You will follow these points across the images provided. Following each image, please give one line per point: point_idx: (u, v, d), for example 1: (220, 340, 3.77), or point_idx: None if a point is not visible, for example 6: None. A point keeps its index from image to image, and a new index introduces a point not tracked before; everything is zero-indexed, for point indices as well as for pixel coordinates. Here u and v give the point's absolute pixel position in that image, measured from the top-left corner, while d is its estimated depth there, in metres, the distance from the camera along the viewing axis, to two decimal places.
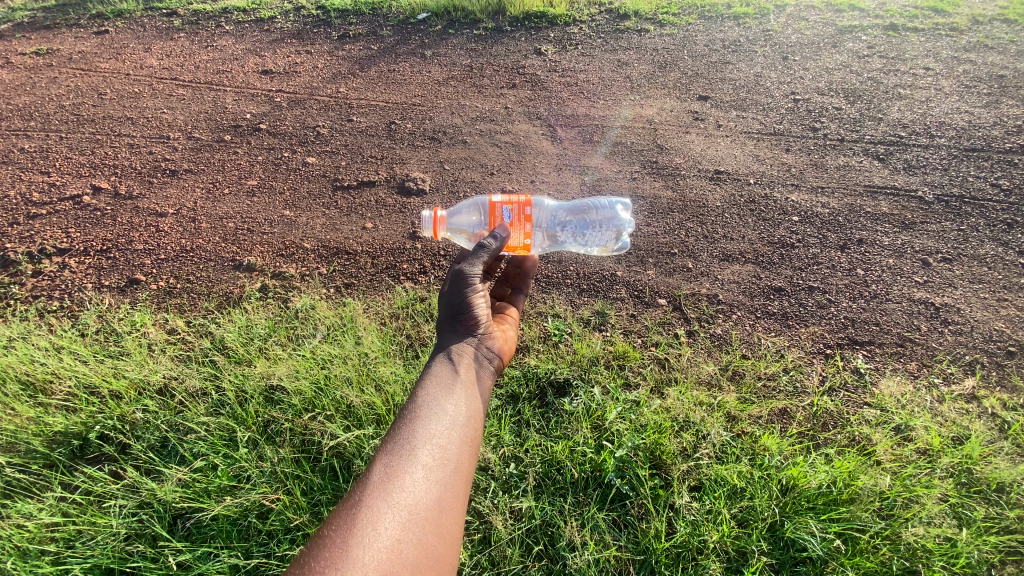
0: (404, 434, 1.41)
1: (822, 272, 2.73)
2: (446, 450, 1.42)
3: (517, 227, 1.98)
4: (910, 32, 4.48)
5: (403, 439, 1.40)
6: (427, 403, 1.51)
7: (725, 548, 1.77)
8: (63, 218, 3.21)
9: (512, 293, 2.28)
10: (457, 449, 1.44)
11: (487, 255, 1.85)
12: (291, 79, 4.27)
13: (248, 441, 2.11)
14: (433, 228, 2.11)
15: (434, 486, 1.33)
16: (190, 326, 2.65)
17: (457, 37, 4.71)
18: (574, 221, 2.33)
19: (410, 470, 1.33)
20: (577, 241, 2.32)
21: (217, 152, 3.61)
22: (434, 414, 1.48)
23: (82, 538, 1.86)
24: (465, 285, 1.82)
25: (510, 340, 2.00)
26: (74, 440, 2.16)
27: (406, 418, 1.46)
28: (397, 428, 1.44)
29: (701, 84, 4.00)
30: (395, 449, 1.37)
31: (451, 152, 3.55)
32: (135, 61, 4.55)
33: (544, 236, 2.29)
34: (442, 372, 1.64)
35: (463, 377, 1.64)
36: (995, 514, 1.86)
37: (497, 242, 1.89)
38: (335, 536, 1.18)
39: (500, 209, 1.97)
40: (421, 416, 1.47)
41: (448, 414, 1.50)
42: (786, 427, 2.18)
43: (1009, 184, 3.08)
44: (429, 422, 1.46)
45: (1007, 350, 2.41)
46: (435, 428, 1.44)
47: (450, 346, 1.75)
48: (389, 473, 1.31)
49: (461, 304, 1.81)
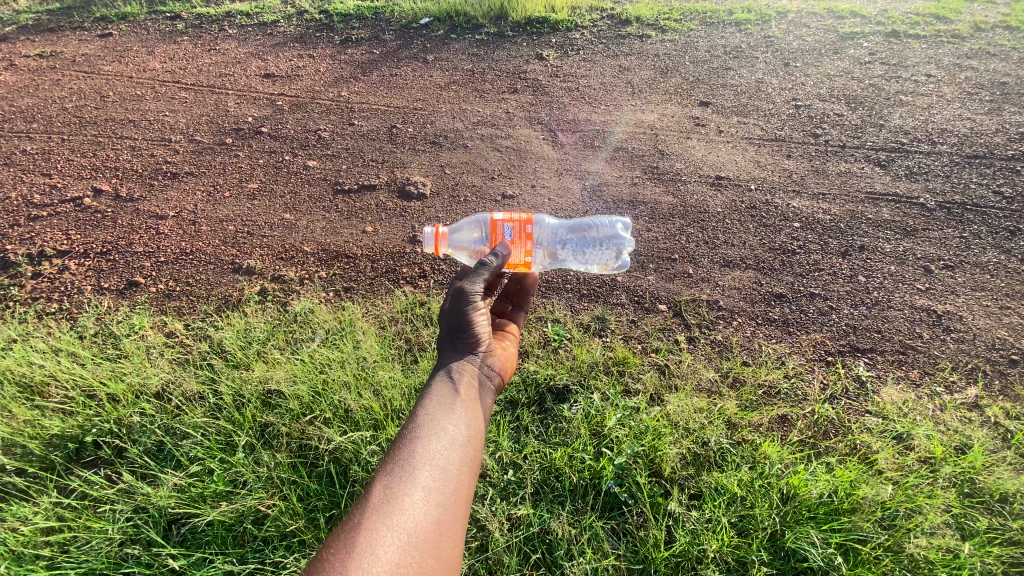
0: (404, 455, 1.40)
1: (823, 279, 2.72)
2: (446, 471, 1.40)
3: (518, 245, 1.98)
4: (912, 39, 4.49)
5: (403, 460, 1.39)
6: (428, 422, 1.50)
7: (725, 558, 1.75)
8: (64, 220, 3.21)
9: (512, 310, 2.27)
10: (457, 469, 1.43)
11: (488, 272, 1.83)
12: (294, 82, 4.28)
13: (245, 446, 2.10)
14: (435, 244, 2.05)
15: (433, 508, 1.31)
16: (187, 329, 2.64)
17: (459, 42, 4.72)
18: (574, 239, 2.36)
19: (410, 491, 1.31)
20: (576, 258, 2.35)
21: (219, 155, 3.62)
22: (434, 434, 1.46)
23: (76, 543, 1.85)
24: (467, 301, 1.79)
25: (510, 356, 1.97)
26: (70, 443, 2.15)
27: (406, 439, 1.45)
28: (397, 449, 1.42)
29: (702, 90, 4.00)
30: (395, 471, 1.35)
31: (452, 156, 3.55)
32: (138, 64, 4.57)
33: (545, 254, 2.28)
34: (443, 390, 1.62)
35: (463, 397, 1.63)
36: (998, 525, 1.83)
37: (499, 260, 1.88)
38: (333, 560, 1.16)
39: (502, 227, 1.99)
40: (421, 435, 1.45)
41: (448, 435, 1.48)
42: (786, 435, 2.16)
43: (1011, 191, 3.07)
44: (429, 442, 1.44)
45: (1010, 359, 2.38)
46: (435, 449, 1.43)
47: (451, 364, 1.72)
48: (388, 495, 1.29)
49: (462, 321, 1.79)
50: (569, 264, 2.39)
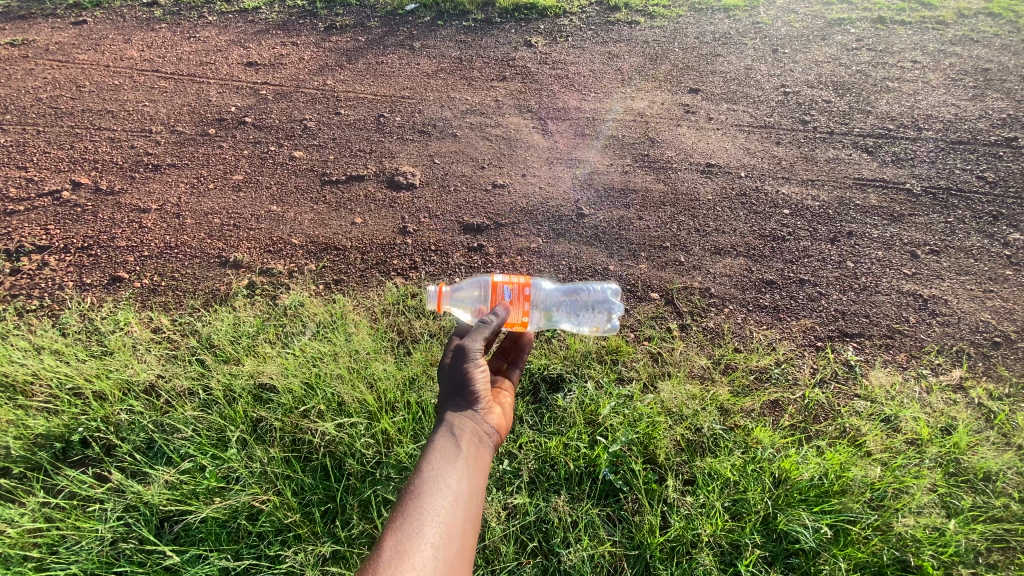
0: (410, 509, 1.38)
1: (812, 265, 2.74)
2: (452, 525, 1.38)
3: (517, 305, 1.90)
4: (897, 25, 4.50)
5: (408, 518, 1.36)
6: (433, 475, 1.47)
7: (719, 542, 1.78)
8: (43, 215, 3.13)
9: (507, 368, 2.11)
10: (464, 524, 1.41)
11: (488, 331, 1.77)
12: (278, 71, 4.19)
13: (237, 441, 2.08)
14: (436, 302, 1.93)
15: (439, 566, 1.29)
16: (174, 324, 2.60)
17: (446, 28, 4.65)
18: (568, 298, 2.11)
19: (416, 552, 1.29)
20: (569, 320, 2.11)
21: (202, 146, 3.54)
22: (440, 487, 1.44)
23: (66, 543, 1.82)
24: (467, 358, 1.73)
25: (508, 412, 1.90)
26: (56, 443, 2.11)
27: (412, 493, 1.42)
28: (403, 503, 1.40)
29: (691, 77, 3.99)
30: (401, 528, 1.33)
31: (441, 145, 3.51)
32: (115, 53, 4.43)
33: (540, 314, 2.08)
34: (447, 442, 1.58)
35: (468, 447, 1.59)
36: (983, 503, 1.88)
37: (499, 319, 1.81)
38: None
39: (501, 287, 1.91)
40: (426, 490, 1.42)
41: (453, 489, 1.45)
42: (778, 420, 2.19)
43: (994, 177, 3.12)
44: (435, 497, 1.42)
45: (993, 341, 2.43)
46: (441, 503, 1.41)
47: (452, 412, 1.68)
48: (396, 553, 1.27)
49: (464, 377, 1.72)
50: (563, 325, 2.15)
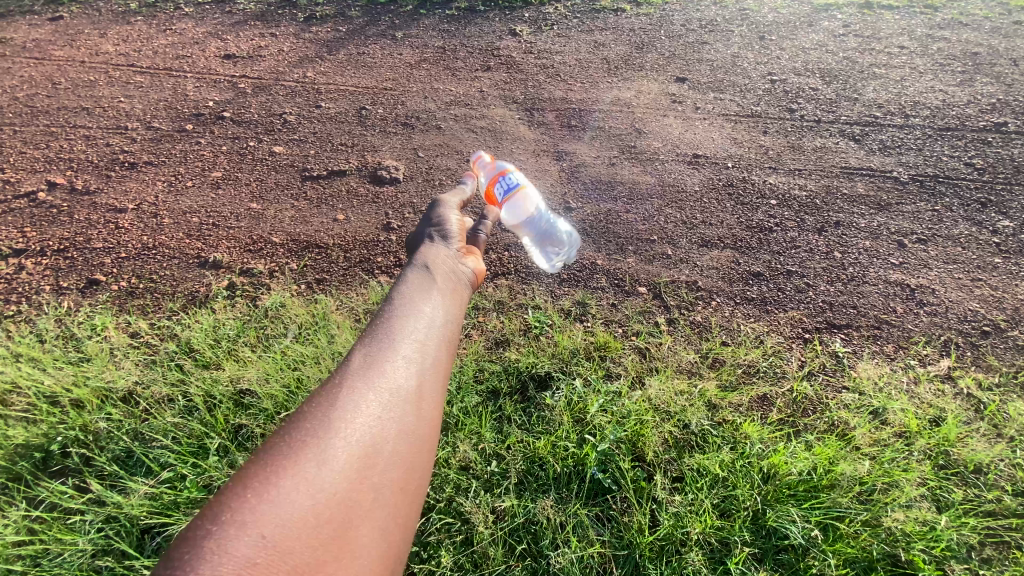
0: (384, 327, 1.39)
1: (799, 256, 2.72)
2: (426, 344, 1.40)
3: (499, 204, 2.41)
4: (884, 10, 4.47)
5: (382, 334, 1.37)
6: (405, 302, 1.49)
7: (708, 539, 1.78)
8: (17, 217, 3.03)
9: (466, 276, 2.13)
10: (437, 346, 1.43)
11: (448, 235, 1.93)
12: (256, 64, 4.08)
13: (218, 449, 2.04)
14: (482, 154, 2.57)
15: (414, 372, 1.31)
16: (153, 328, 2.52)
17: (429, 17, 4.54)
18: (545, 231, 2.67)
19: (389, 360, 1.30)
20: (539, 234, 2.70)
21: (179, 142, 3.44)
22: (412, 313, 1.46)
23: (48, 556, 1.77)
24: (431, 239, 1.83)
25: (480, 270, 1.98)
26: (35, 452, 2.05)
27: (385, 315, 1.44)
28: (376, 322, 1.41)
29: (678, 65, 3.94)
30: (373, 341, 1.34)
31: (425, 138, 3.44)
32: (89, 47, 4.29)
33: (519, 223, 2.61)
34: (417, 280, 1.61)
35: (439, 287, 1.62)
36: (974, 497, 1.89)
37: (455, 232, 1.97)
38: (314, 414, 1.15)
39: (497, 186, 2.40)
40: (399, 312, 1.44)
41: (426, 315, 1.47)
42: (766, 414, 2.17)
43: (981, 163, 3.11)
44: (408, 319, 1.43)
45: (981, 330, 2.43)
46: (414, 324, 1.42)
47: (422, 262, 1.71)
48: (367, 360, 1.29)
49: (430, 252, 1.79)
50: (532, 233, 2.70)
